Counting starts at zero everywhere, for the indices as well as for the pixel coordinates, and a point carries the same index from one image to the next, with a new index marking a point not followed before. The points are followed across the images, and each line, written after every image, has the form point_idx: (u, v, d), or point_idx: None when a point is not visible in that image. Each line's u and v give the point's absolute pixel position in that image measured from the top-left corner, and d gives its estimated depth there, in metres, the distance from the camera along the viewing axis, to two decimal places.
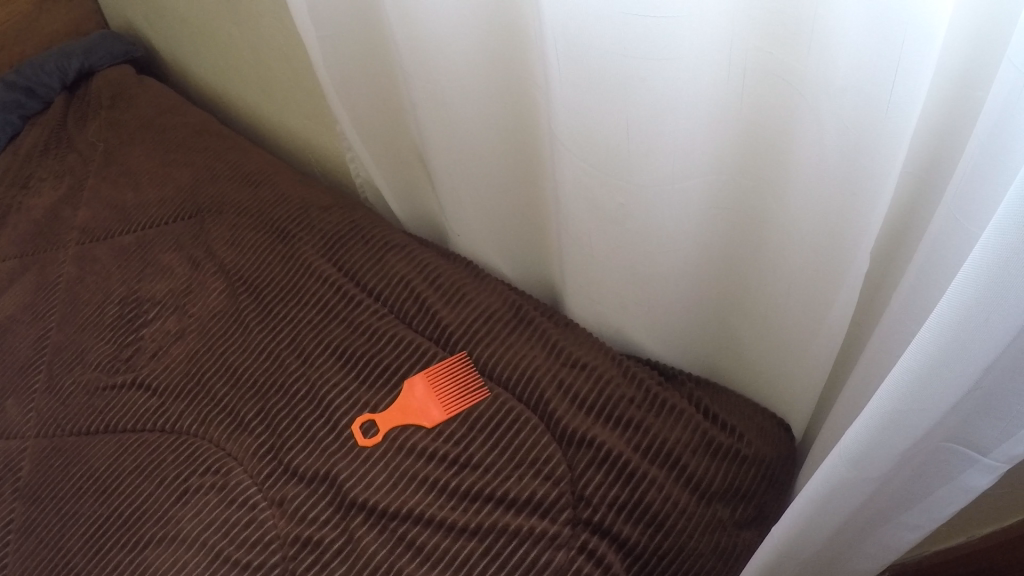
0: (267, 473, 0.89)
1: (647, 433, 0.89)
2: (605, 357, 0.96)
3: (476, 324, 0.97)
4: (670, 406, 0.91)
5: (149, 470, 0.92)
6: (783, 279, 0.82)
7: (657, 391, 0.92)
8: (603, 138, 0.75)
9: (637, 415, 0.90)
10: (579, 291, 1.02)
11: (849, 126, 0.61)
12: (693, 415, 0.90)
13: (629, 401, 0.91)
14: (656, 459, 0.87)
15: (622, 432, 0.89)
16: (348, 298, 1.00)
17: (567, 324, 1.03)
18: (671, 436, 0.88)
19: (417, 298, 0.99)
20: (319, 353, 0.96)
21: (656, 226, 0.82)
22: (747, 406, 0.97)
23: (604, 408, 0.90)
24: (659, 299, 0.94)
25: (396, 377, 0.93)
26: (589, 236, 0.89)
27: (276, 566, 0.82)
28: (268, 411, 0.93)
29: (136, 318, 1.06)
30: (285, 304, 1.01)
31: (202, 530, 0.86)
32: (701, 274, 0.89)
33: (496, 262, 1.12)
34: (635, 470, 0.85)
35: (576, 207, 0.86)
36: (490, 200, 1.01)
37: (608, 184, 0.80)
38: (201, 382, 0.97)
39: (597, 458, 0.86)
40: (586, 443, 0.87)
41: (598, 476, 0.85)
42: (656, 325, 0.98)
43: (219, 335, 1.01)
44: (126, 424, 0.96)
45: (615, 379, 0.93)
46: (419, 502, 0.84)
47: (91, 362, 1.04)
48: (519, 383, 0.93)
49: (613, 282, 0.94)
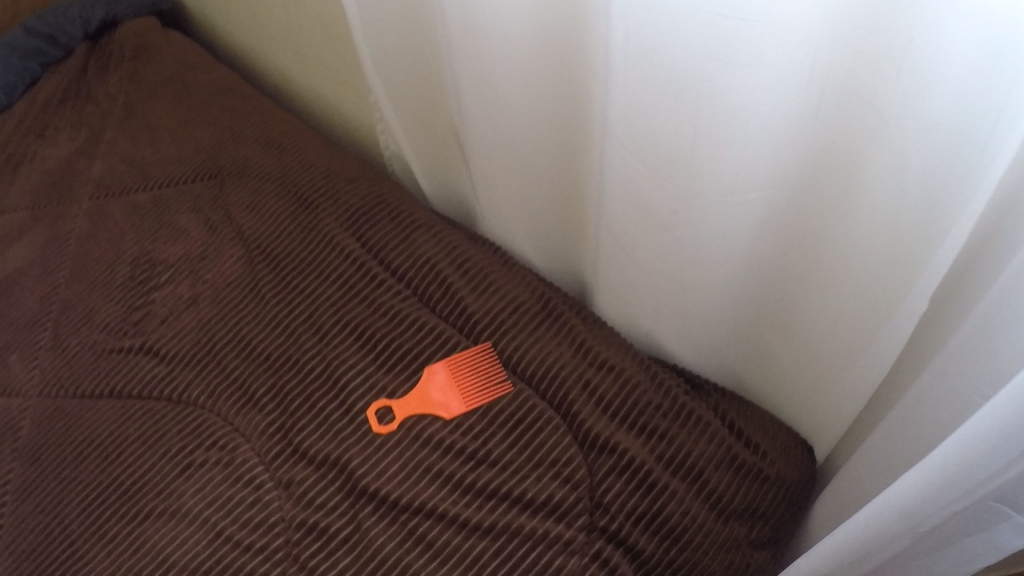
0: (275, 453, 0.85)
1: (671, 443, 0.84)
2: (633, 361, 0.91)
3: (503, 315, 0.92)
4: (696, 418, 0.85)
5: (153, 440, 0.89)
6: (828, 308, 0.77)
7: (685, 400, 0.87)
8: (662, 137, 0.70)
9: (662, 424, 0.85)
10: (612, 291, 0.97)
11: (936, 152, 0.55)
12: (719, 428, 0.85)
13: (654, 408, 0.86)
14: (678, 470, 0.83)
15: (644, 439, 0.84)
16: (368, 273, 0.94)
17: (595, 321, 0.98)
18: (696, 448, 0.84)
19: (442, 281, 0.94)
20: (337, 332, 0.90)
21: (707, 237, 0.77)
22: (771, 425, 0.91)
23: (629, 412, 0.85)
24: (697, 309, 0.89)
25: (416, 363, 0.88)
26: (631, 236, 0.85)
27: (279, 550, 0.80)
28: (280, 387, 0.88)
29: (148, 280, 1.00)
30: (303, 277, 0.94)
31: (204, 506, 0.83)
32: (742, 292, 0.85)
33: (526, 251, 1.07)
34: (656, 481, 0.81)
35: (624, 208, 0.82)
36: (528, 189, 0.97)
37: (663, 188, 0.75)
38: (212, 353, 0.92)
39: (619, 465, 0.82)
40: (608, 447, 0.83)
41: (618, 484, 0.81)
42: (690, 335, 0.93)
43: (234, 304, 0.95)
44: (131, 390, 0.93)
45: (641, 384, 0.88)
46: (432, 496, 0.80)
47: (99, 323, 0.99)
48: (543, 379, 0.88)
49: (650, 286, 0.90)
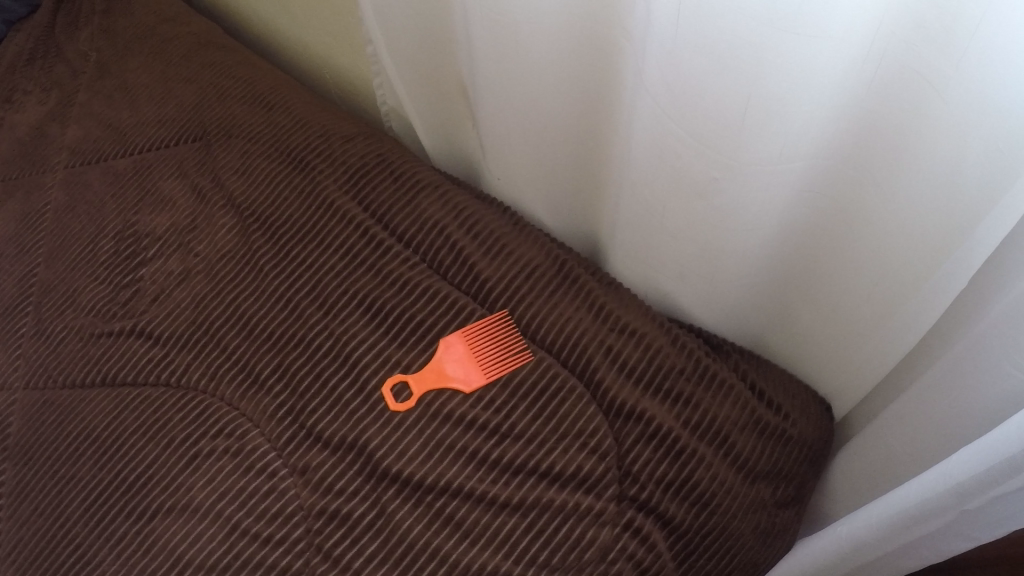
0: (288, 438, 0.79)
1: (697, 408, 0.79)
2: (652, 323, 0.84)
3: (519, 280, 0.85)
4: (719, 381, 0.80)
5: (153, 431, 0.84)
6: (853, 290, 0.72)
7: (707, 363, 0.81)
8: (693, 103, 0.63)
9: (687, 388, 0.79)
10: (636, 258, 0.90)
11: (997, 141, 0.50)
12: (742, 391, 0.80)
13: (678, 373, 0.80)
14: (703, 434, 0.78)
15: (669, 405, 0.79)
16: (370, 238, 0.86)
17: (611, 282, 0.91)
18: (720, 412, 0.79)
19: (452, 246, 0.86)
20: (344, 305, 0.83)
21: (745, 210, 0.70)
22: (787, 383, 0.86)
23: (652, 377, 0.80)
24: (727, 279, 0.82)
25: (431, 335, 0.81)
26: (652, 203, 0.79)
27: (300, 541, 0.75)
28: (287, 368, 0.81)
29: (135, 256, 0.92)
30: (304, 246, 0.86)
31: (217, 500, 0.79)
32: (766, 268, 0.79)
33: (542, 213, 1.00)
34: (684, 448, 0.76)
35: (657, 174, 0.75)
36: (541, 150, 0.90)
37: (703, 156, 0.68)
38: (211, 332, 0.85)
39: (646, 432, 0.77)
40: (633, 416, 0.77)
41: (647, 452, 0.76)
42: (720, 306, 0.87)
43: (231, 278, 0.86)
44: (125, 377, 0.86)
45: (663, 348, 0.81)
46: (457, 474, 0.75)
47: (85, 306, 0.91)
48: (565, 347, 0.81)
49: (668, 254, 0.84)
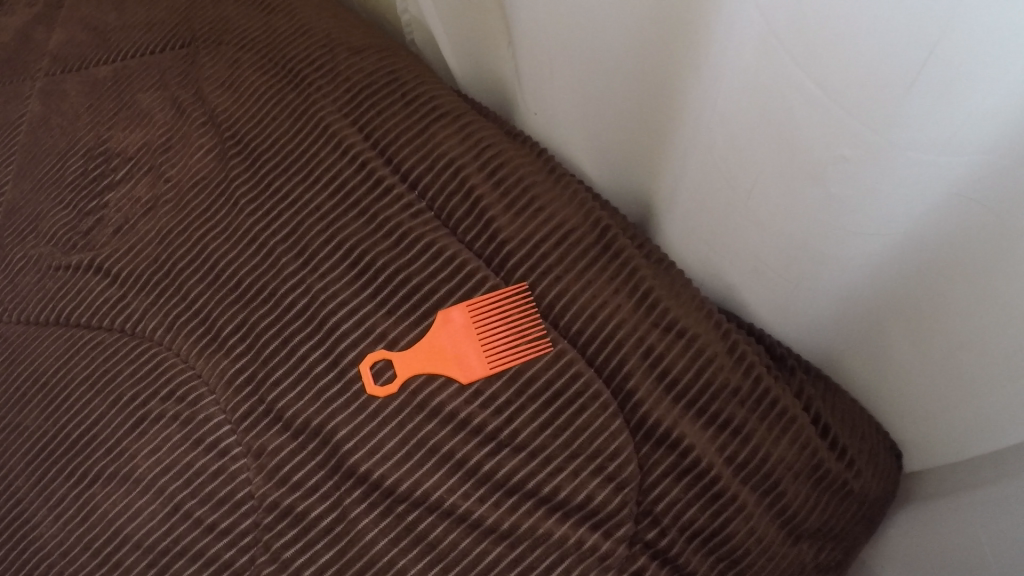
0: (244, 413, 0.65)
1: (746, 442, 0.65)
2: (707, 324, 0.70)
3: (545, 246, 0.67)
4: (779, 410, 0.66)
5: (101, 384, 0.71)
6: (1004, 330, 0.52)
7: (768, 384, 0.67)
8: (833, 33, 0.45)
9: (738, 415, 0.65)
10: (707, 241, 0.72)
11: None
12: (806, 427, 0.66)
13: (730, 393, 0.66)
14: (748, 478, 0.64)
15: (712, 432, 0.65)
16: (367, 172, 0.69)
17: (659, 261, 0.75)
18: (775, 450, 0.65)
19: (468, 193, 0.68)
20: (327, 256, 0.66)
21: (876, 204, 0.52)
22: (855, 418, 0.72)
23: (698, 396, 0.65)
24: (822, 285, 0.63)
25: (428, 304, 0.64)
26: (741, 176, 0.61)
27: (247, 534, 0.63)
28: (252, 327, 0.66)
29: (103, 178, 0.79)
30: (287, 178, 0.70)
31: (160, 473, 0.66)
32: (877, 283, 0.59)
33: (594, 171, 0.81)
34: (723, 492, 0.63)
35: (759, 142, 0.56)
36: (598, 98, 0.71)
37: (834, 123, 0.49)
38: (172, 275, 0.70)
39: (679, 465, 0.63)
40: (665, 442, 0.63)
41: (676, 490, 0.62)
42: (808, 313, 0.68)
43: (199, 210, 0.72)
44: (78, 318, 0.74)
45: (718, 359, 0.67)
46: (438, 485, 0.60)
47: (45, 234, 0.79)
48: (593, 344, 0.65)
49: (750, 243, 0.66)
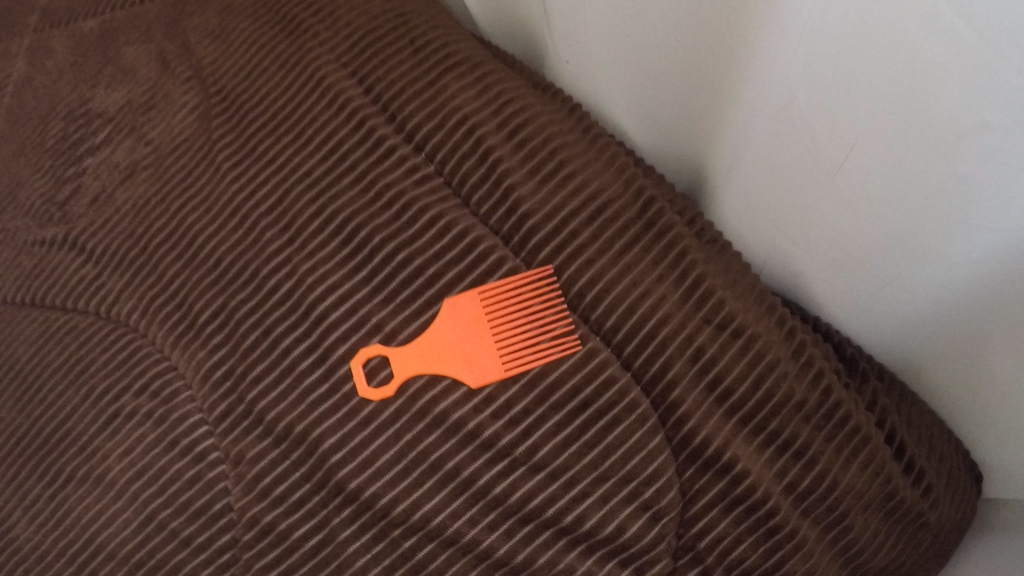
0: (222, 413, 0.56)
1: (813, 467, 0.54)
2: (769, 321, 0.57)
3: (575, 222, 0.56)
4: (851, 428, 0.55)
5: (74, 374, 0.63)
6: None
7: (839, 397, 0.55)
8: None
9: (803, 435, 0.54)
10: (769, 220, 0.60)
11: None
12: (882, 448, 0.55)
13: (795, 407, 0.54)
14: (809, 510, 0.54)
15: (771, 453, 0.54)
16: (365, 133, 0.58)
17: (712, 241, 0.62)
18: (844, 478, 0.54)
19: (483, 157, 0.57)
20: (316, 231, 0.56)
21: (1022, 189, 0.40)
22: (933, 434, 0.59)
23: (755, 410, 0.54)
24: (927, 281, 0.50)
25: (432, 291, 0.53)
26: (835, 136, 0.48)
27: (227, 551, 0.54)
28: (230, 313, 0.56)
29: (83, 142, 0.70)
30: (276, 139, 0.60)
31: (133, 479, 0.58)
32: (1000, 288, 0.46)
33: (635, 130, 0.68)
34: (780, 527, 0.52)
35: (870, 89, 0.43)
36: (649, 43, 0.58)
37: (994, 61, 0.36)
38: (147, 252, 0.61)
39: (729, 494, 0.53)
40: (713, 465, 0.53)
41: (724, 523, 0.53)
42: (899, 316, 0.55)
43: (178, 177, 0.63)
44: (53, 300, 0.66)
45: (780, 365, 0.55)
46: (439, 509, 0.50)
47: (23, 204, 0.71)
48: (630, 343, 0.54)
49: (833, 223, 0.53)
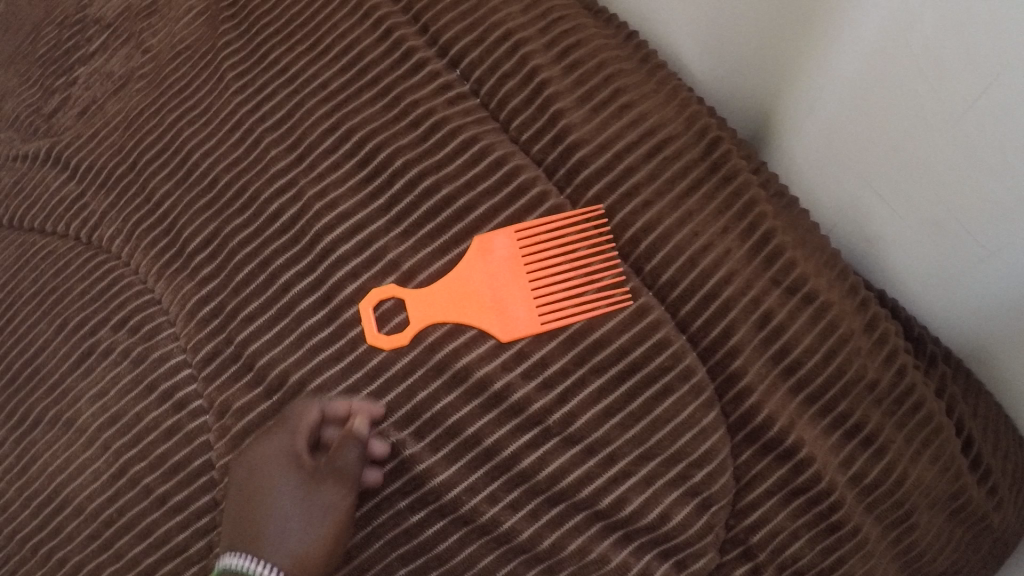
0: (207, 355, 0.48)
1: (889, 461, 0.45)
2: (840, 287, 0.48)
3: (630, 157, 0.48)
4: (923, 416, 0.46)
5: (48, 304, 0.55)
6: None
7: (913, 379, 0.46)
8: None
9: (874, 420, 0.45)
10: (850, 176, 0.50)
11: None
12: (953, 440, 0.46)
13: (867, 387, 0.46)
14: (875, 506, 0.45)
15: (837, 439, 0.45)
16: (392, 43, 0.50)
17: (778, 195, 0.52)
18: (913, 471, 0.45)
19: (528, 78, 0.49)
20: (330, 152, 0.48)
21: None
22: (999, 427, 0.50)
23: (823, 388, 0.46)
24: None
25: (460, 227, 0.46)
26: (990, 47, 0.37)
27: (206, 515, 0.46)
28: (226, 241, 0.49)
29: (77, 50, 0.63)
30: (290, 48, 0.52)
31: (105, 426, 0.50)
32: None
33: (695, 63, 0.58)
34: (843, 523, 0.44)
35: None
36: None
37: None
38: (137, 169, 0.54)
39: (790, 483, 0.44)
40: (775, 449, 0.45)
41: (782, 517, 0.44)
42: (1013, 298, 0.44)
43: (176, 86, 0.55)
44: (33, 221, 0.58)
45: (852, 339, 0.46)
46: (454, 483, 0.43)
47: (9, 117, 0.64)
48: (689, 301, 0.46)
49: (957, 167, 0.42)
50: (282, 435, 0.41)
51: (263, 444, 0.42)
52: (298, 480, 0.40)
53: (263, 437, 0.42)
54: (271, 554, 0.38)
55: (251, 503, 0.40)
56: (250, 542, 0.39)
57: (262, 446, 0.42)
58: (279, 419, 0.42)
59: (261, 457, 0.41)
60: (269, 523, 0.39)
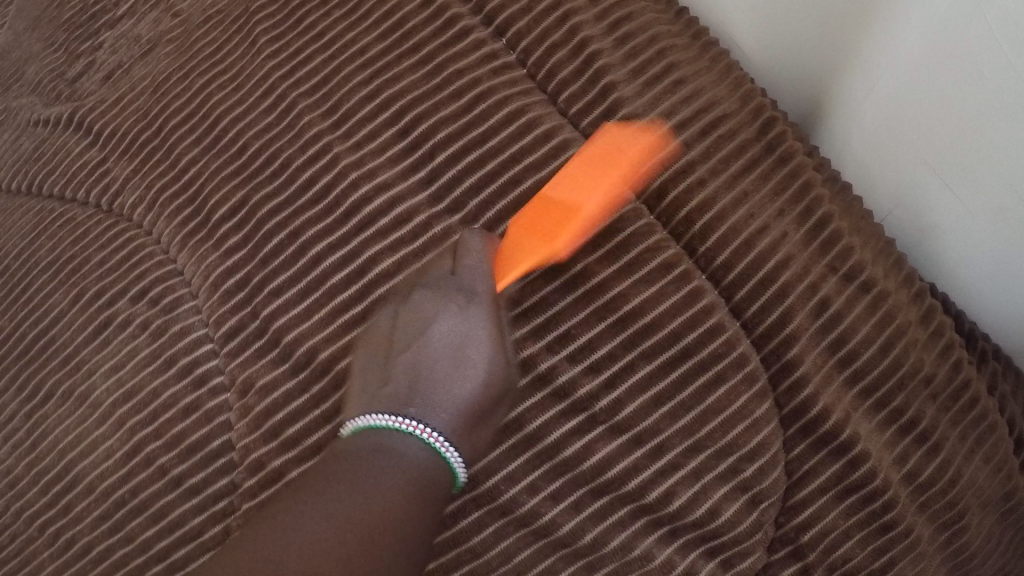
0: (231, 329, 0.46)
1: (943, 459, 0.42)
2: (896, 275, 0.46)
3: (685, 134, 0.46)
4: (978, 412, 0.44)
5: (65, 273, 0.52)
6: None
7: (969, 375, 0.44)
8: None
9: (931, 415, 0.43)
10: (909, 147, 0.46)
11: None
12: (1006, 439, 0.44)
13: (925, 382, 0.43)
14: (928, 506, 0.42)
15: (894, 434, 0.43)
16: (436, 10, 0.48)
17: (832, 179, 0.49)
18: (967, 469, 0.42)
19: (579, 49, 0.47)
20: (369, 120, 0.46)
21: None
22: None
23: (880, 380, 0.43)
24: None
25: (504, 202, 0.44)
26: None
27: (222, 499, 0.44)
28: (254, 210, 0.47)
29: (103, 14, 0.61)
30: (327, 13, 0.50)
31: (120, 400, 0.47)
32: None
33: (738, 26, 0.53)
34: (898, 524, 0.41)
35: None
36: None
37: None
38: (164, 134, 0.52)
39: (844, 481, 0.42)
40: (829, 444, 0.42)
41: (835, 517, 0.41)
42: None
43: (207, 50, 0.53)
44: (52, 189, 0.56)
45: (909, 330, 0.44)
46: (490, 469, 0.41)
47: (31, 82, 0.62)
48: (744, 285, 0.43)
49: None
50: (479, 295, 0.38)
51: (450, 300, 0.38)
52: (488, 358, 0.37)
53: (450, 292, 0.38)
54: (443, 429, 0.35)
55: (428, 358, 0.36)
56: (406, 395, 0.35)
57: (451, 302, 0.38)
58: (470, 277, 0.39)
59: (450, 309, 0.37)
60: (452, 388, 0.35)
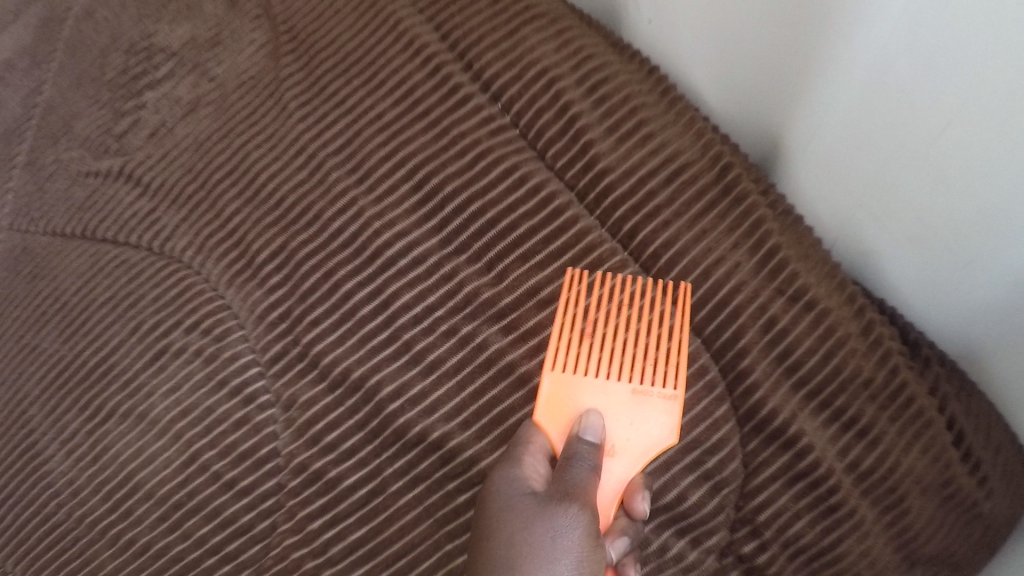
0: (276, 354, 0.55)
1: (880, 451, 0.49)
2: (839, 296, 0.52)
3: (652, 182, 0.54)
4: (915, 410, 0.50)
5: (122, 308, 0.60)
6: None
7: (906, 378, 0.50)
8: None
9: (869, 413, 0.50)
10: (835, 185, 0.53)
11: None
12: (944, 433, 0.50)
13: (863, 385, 0.50)
14: (871, 491, 0.49)
15: (836, 431, 0.50)
16: (441, 79, 0.57)
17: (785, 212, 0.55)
18: (904, 460, 0.49)
19: (563, 111, 0.55)
20: (387, 176, 0.55)
21: None
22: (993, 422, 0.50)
23: (823, 385, 0.51)
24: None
25: (504, 244, 0.52)
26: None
27: (271, 497, 0.52)
28: (292, 255, 0.56)
29: (144, 76, 0.69)
30: (347, 81, 0.59)
31: (178, 417, 0.55)
32: None
33: (698, 78, 0.60)
34: (840, 505, 0.49)
35: None
36: None
37: None
38: (210, 188, 0.60)
39: (792, 469, 0.50)
40: (779, 438, 0.51)
41: (784, 499, 0.50)
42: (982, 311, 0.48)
43: (244, 114, 0.61)
44: (106, 233, 0.64)
45: (850, 342, 0.51)
46: None
47: (80, 136, 0.70)
48: (703, 308, 0.53)
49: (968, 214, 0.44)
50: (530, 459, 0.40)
51: (500, 474, 0.40)
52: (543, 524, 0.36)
53: (507, 462, 0.40)
54: None
55: (500, 553, 0.37)
56: None
57: (507, 475, 0.39)
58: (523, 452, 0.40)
59: (505, 484, 0.39)
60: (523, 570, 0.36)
